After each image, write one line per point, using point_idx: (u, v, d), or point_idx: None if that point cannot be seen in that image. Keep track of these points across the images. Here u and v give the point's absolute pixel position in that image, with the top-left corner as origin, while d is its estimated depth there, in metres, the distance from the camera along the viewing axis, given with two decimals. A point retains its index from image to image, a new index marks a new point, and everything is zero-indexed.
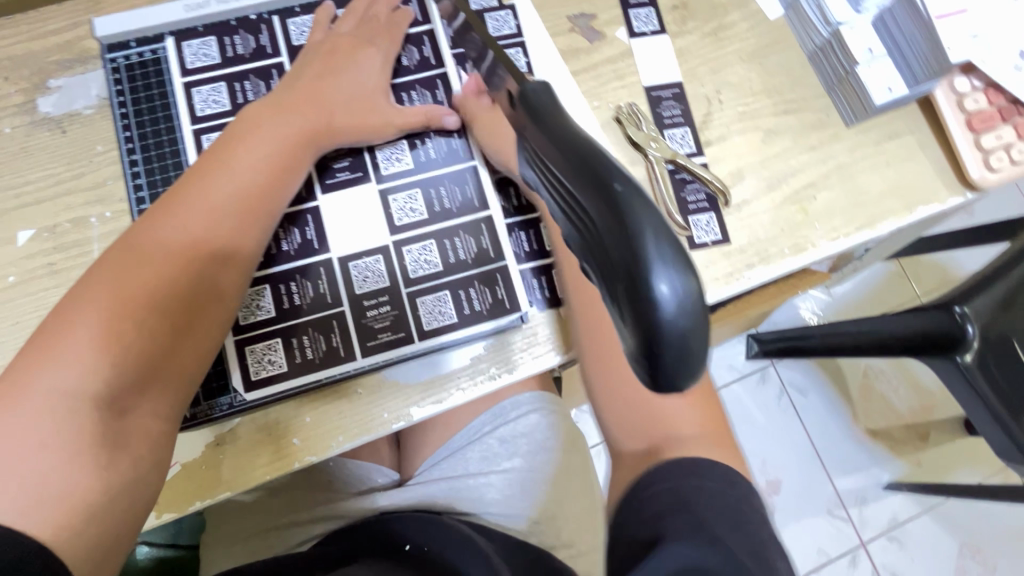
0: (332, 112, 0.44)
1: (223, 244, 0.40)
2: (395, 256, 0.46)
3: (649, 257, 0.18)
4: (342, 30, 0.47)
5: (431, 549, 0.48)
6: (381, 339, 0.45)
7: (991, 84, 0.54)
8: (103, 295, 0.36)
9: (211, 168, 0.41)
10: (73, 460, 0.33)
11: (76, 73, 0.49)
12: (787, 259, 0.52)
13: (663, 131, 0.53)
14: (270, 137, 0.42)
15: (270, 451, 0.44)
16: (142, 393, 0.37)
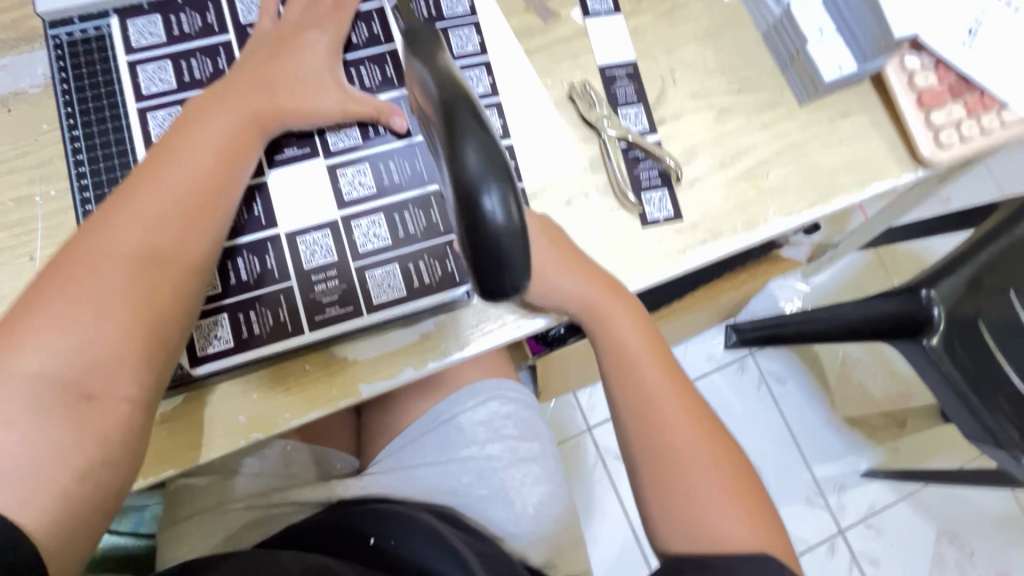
0: (276, 90, 0.43)
1: (185, 227, 0.38)
2: (344, 230, 0.45)
3: (472, 173, 0.25)
4: (288, 17, 0.45)
5: (397, 544, 0.48)
6: (331, 314, 0.44)
7: (942, 62, 0.54)
8: (57, 288, 0.35)
9: (165, 154, 0.39)
10: (38, 438, 0.32)
11: (21, 52, 0.49)
12: (739, 235, 0.52)
13: (617, 109, 0.53)
14: (224, 118, 0.41)
15: (217, 428, 0.44)
16: (111, 382, 0.34)
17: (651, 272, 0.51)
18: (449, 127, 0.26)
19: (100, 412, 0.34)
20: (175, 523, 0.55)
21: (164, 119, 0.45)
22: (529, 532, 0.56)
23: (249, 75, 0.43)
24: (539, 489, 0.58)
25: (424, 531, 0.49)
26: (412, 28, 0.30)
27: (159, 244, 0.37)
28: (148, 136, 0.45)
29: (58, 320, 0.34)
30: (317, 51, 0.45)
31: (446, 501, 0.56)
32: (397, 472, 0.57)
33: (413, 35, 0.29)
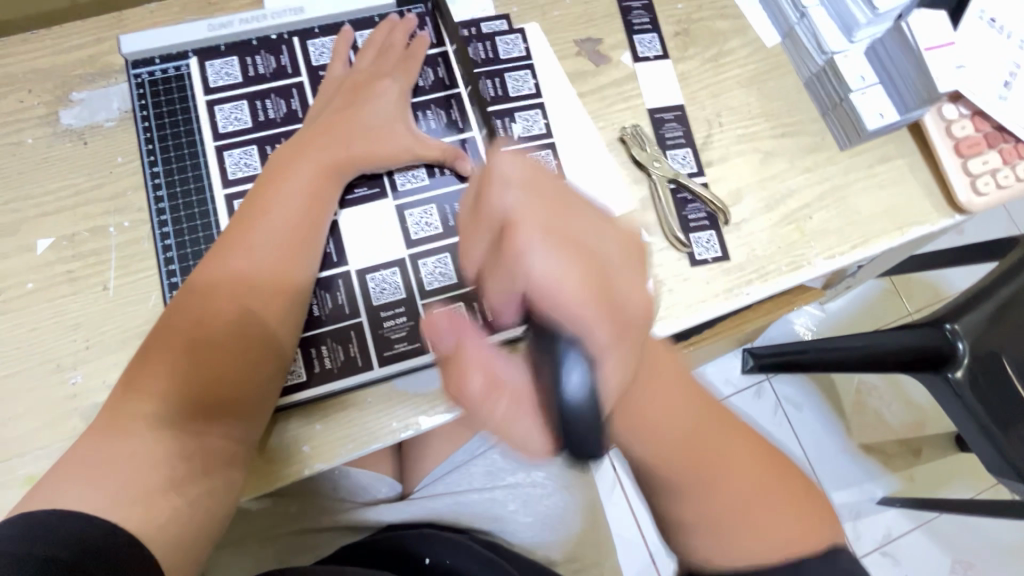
0: (351, 140, 0.46)
1: (274, 276, 0.42)
2: (411, 269, 0.47)
3: (562, 353, 0.29)
4: (361, 65, 0.49)
5: (453, 563, 0.52)
6: (398, 349, 0.46)
7: (977, 112, 0.56)
8: (172, 338, 0.40)
9: (256, 208, 0.43)
10: (152, 467, 0.37)
11: (98, 87, 0.51)
12: (784, 276, 0.54)
13: (665, 151, 0.55)
14: (304, 171, 0.44)
15: (282, 457, 0.45)
16: (217, 416, 0.40)
17: (701, 310, 0.52)
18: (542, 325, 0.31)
19: (206, 443, 0.39)
20: (224, 548, 0.56)
21: (240, 157, 0.48)
22: (569, 558, 0.58)
23: (326, 128, 0.46)
24: (579, 518, 0.60)
25: (477, 553, 0.53)
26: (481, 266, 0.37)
27: (254, 293, 0.41)
28: (224, 173, 0.48)
29: (175, 364, 0.39)
30: (387, 101, 0.48)
31: (494, 526, 0.58)
32: (445, 497, 0.58)
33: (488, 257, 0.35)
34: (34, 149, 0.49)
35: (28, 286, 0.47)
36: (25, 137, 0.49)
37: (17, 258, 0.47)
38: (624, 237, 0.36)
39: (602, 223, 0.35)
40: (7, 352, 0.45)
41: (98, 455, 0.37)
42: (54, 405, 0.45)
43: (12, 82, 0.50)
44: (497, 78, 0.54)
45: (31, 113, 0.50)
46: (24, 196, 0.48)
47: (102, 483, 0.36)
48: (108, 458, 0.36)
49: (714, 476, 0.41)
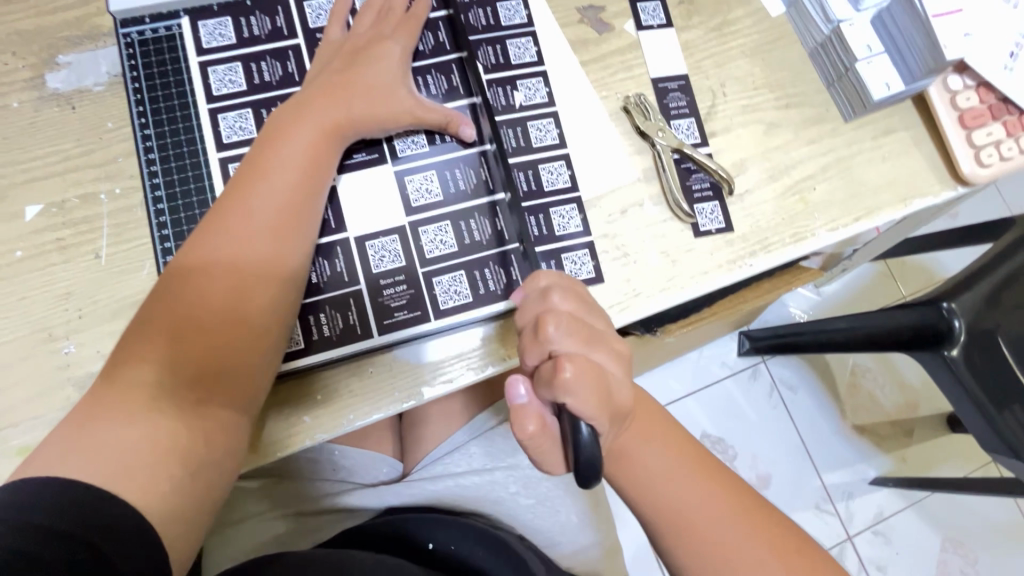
0: (351, 102, 0.44)
1: (273, 246, 0.41)
2: (411, 236, 0.46)
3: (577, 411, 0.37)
4: (359, 29, 0.47)
5: (457, 549, 0.51)
6: (399, 317, 0.45)
7: (983, 83, 0.56)
8: (167, 306, 0.39)
9: (254, 172, 0.41)
10: (151, 441, 0.36)
11: (86, 50, 0.49)
12: (788, 248, 0.53)
13: (669, 121, 0.55)
14: (303, 134, 0.42)
15: (280, 428, 0.44)
16: (215, 386, 0.39)
17: (704, 281, 0.52)
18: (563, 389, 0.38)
19: (205, 412, 0.38)
20: (224, 527, 0.55)
21: (235, 121, 0.46)
22: (573, 539, 0.58)
23: (323, 89, 0.44)
24: (581, 496, 0.60)
25: (482, 538, 0.52)
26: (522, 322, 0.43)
27: (252, 261, 0.40)
28: (219, 137, 0.46)
29: (171, 333, 0.38)
30: (387, 63, 0.46)
31: (495, 508, 0.57)
32: (444, 479, 0.57)
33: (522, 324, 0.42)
34: (21, 113, 0.48)
35: (16, 254, 0.45)
36: (11, 101, 0.48)
37: (4, 226, 0.46)
38: (621, 356, 0.42)
39: (608, 342, 0.42)
40: None
41: (93, 423, 0.36)
42: (47, 375, 0.44)
43: None
44: (499, 44, 0.53)
45: (16, 76, 0.48)
46: (11, 161, 0.47)
47: (100, 451, 0.35)
48: (105, 426, 0.36)
49: (716, 539, 0.44)
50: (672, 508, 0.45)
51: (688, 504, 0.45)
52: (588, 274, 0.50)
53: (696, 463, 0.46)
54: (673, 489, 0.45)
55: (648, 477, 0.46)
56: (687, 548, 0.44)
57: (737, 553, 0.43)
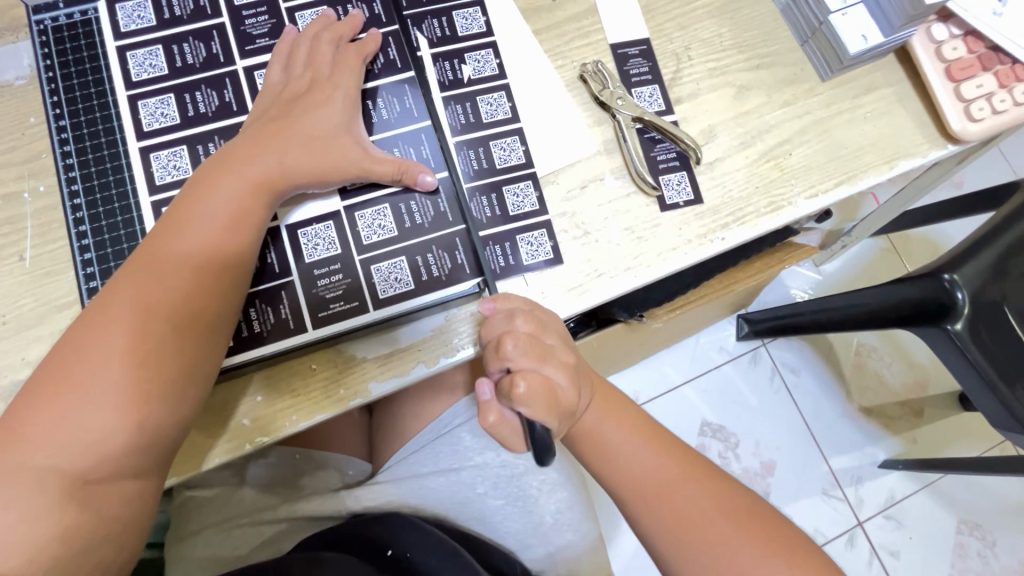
0: (284, 157, 0.41)
1: (190, 314, 0.38)
2: (347, 222, 0.43)
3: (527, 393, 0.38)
4: (295, 73, 0.44)
5: (413, 558, 0.47)
6: (337, 311, 0.43)
7: (970, 32, 0.52)
8: (67, 373, 0.35)
9: (173, 228, 0.38)
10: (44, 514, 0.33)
11: (6, 42, 0.46)
12: (763, 219, 0.50)
13: (631, 89, 0.51)
14: (236, 182, 0.39)
15: (219, 433, 0.42)
16: (120, 468, 0.36)
17: (673, 258, 0.48)
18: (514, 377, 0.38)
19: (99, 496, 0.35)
20: (184, 538, 0.54)
21: (156, 108, 0.44)
22: (548, 541, 0.55)
23: (260, 140, 0.41)
24: (557, 495, 0.56)
25: (440, 546, 0.47)
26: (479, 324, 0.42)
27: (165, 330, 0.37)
28: (139, 125, 0.44)
29: (69, 404, 0.35)
30: (328, 111, 0.43)
31: (462, 510, 0.54)
32: (409, 482, 0.55)
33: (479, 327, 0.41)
34: None
35: None
36: None
37: None
38: (570, 366, 0.40)
39: (557, 354, 0.39)
40: None
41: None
42: None
43: None
44: (443, 14, 0.49)
45: None
46: None
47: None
48: None
49: (689, 510, 0.42)
50: (645, 476, 0.43)
51: (658, 474, 0.43)
52: (545, 256, 0.47)
53: (662, 438, 0.45)
54: (645, 463, 0.43)
55: (618, 446, 0.44)
56: (660, 521, 0.42)
57: (713, 531, 0.41)
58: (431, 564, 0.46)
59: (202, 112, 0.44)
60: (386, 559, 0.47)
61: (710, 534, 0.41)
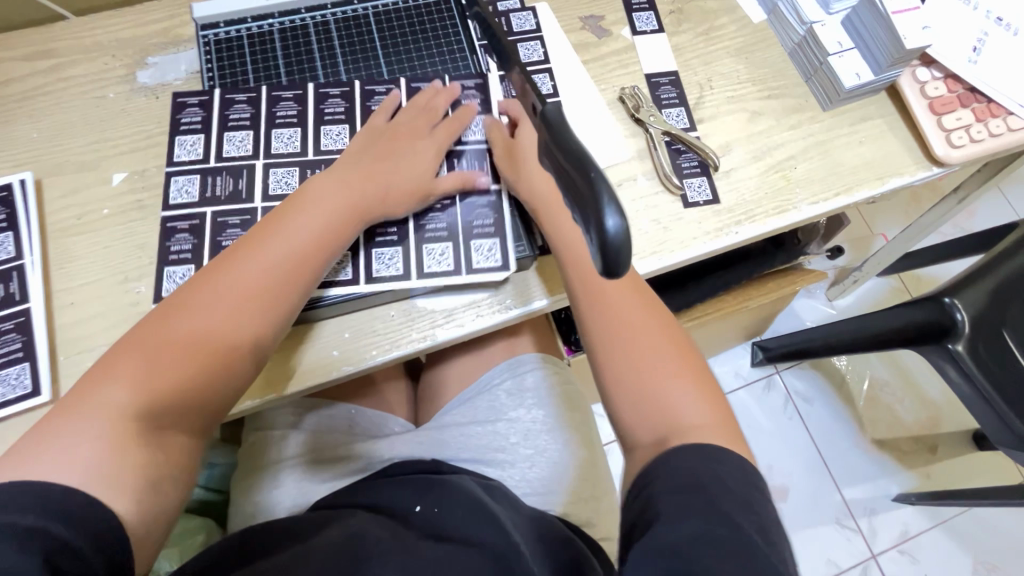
0: (381, 191, 0.52)
1: (259, 298, 0.46)
2: (459, 200, 0.55)
3: (603, 200, 0.27)
4: (400, 121, 0.55)
5: (440, 512, 0.54)
6: (435, 266, 0.53)
7: (949, 75, 0.62)
8: (152, 340, 0.44)
9: (258, 234, 0.48)
10: (122, 449, 0.40)
11: (170, 53, 0.60)
12: (771, 219, 0.59)
13: (661, 110, 0.62)
14: (326, 211, 0.50)
15: (314, 359, 0.51)
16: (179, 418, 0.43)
17: (693, 247, 0.57)
18: (578, 169, 0.29)
19: (164, 430, 0.42)
20: (255, 471, 0.63)
21: (281, 177, 0.55)
22: (570, 491, 0.62)
23: (360, 173, 0.52)
24: (580, 453, 0.64)
25: (463, 502, 0.54)
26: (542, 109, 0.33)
27: (237, 309, 0.46)
28: (273, 111, 0.56)
29: (157, 359, 0.43)
30: (420, 157, 0.54)
31: (496, 457, 0.62)
32: (450, 428, 0.64)
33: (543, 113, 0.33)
34: (115, 101, 0.58)
35: (103, 212, 0.54)
36: (108, 92, 0.58)
37: (95, 189, 0.55)
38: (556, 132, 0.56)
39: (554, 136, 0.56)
40: (83, 266, 0.52)
41: (66, 431, 0.39)
42: (120, 309, 0.51)
43: (100, 49, 0.60)
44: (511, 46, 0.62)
45: (114, 73, 0.59)
46: (104, 138, 0.57)
47: (70, 459, 0.38)
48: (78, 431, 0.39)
49: (640, 343, 0.51)
50: (611, 307, 0.52)
51: (624, 311, 0.52)
52: None
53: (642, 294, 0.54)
54: (615, 291, 0.52)
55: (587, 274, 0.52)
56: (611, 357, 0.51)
57: (652, 364, 0.50)
58: (455, 513, 0.54)
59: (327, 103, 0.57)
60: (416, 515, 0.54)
61: (650, 369, 0.50)
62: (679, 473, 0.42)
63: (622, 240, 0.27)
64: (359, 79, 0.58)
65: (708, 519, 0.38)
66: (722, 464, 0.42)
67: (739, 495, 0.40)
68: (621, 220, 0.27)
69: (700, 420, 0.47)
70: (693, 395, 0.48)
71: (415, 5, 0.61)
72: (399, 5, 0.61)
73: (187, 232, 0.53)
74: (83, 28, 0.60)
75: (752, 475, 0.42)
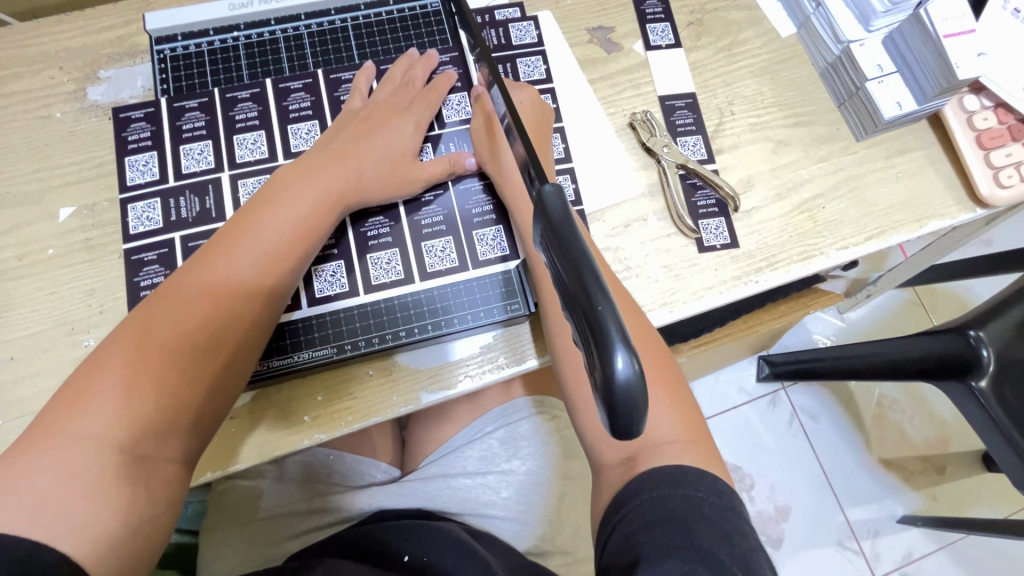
0: (362, 173, 0.46)
1: (245, 300, 0.40)
2: (452, 194, 0.50)
3: (613, 337, 0.21)
4: (379, 98, 0.50)
5: (429, 560, 0.50)
6: (439, 264, 0.48)
7: (1000, 104, 0.55)
8: (126, 352, 0.37)
9: (234, 232, 0.42)
10: (97, 493, 0.33)
11: (124, 66, 0.53)
12: (795, 266, 0.53)
13: (675, 138, 0.55)
14: (306, 199, 0.43)
15: (282, 424, 0.46)
16: (160, 444, 0.36)
17: (707, 297, 0.51)
18: (582, 289, 0.23)
19: (146, 462, 0.35)
20: (223, 524, 0.59)
21: (253, 188, 0.49)
22: (563, 551, 0.58)
23: (335, 155, 0.46)
24: (577, 508, 0.60)
25: (454, 548, 0.51)
26: (540, 191, 0.26)
27: (222, 313, 0.39)
28: (232, 121, 0.50)
29: (135, 375, 0.36)
30: (403, 138, 0.48)
31: (485, 513, 0.57)
32: (436, 481, 0.59)
33: (541, 198, 0.26)
34: (62, 122, 0.51)
35: (48, 252, 0.48)
36: (54, 111, 0.52)
37: (39, 225, 0.49)
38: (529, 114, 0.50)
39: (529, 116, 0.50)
40: (25, 315, 0.47)
41: (29, 473, 0.33)
42: (68, 364, 0.46)
43: (44, 59, 0.53)
44: (509, 62, 0.55)
45: (60, 89, 0.52)
46: (49, 166, 0.50)
47: (36, 506, 0.32)
48: (34, 475, 0.33)
49: None
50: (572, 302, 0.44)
51: None
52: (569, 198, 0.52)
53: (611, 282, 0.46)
54: None
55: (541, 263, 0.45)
56: (566, 361, 0.45)
57: None
58: (444, 560, 0.50)
59: (293, 111, 0.51)
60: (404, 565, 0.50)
61: None
62: (654, 506, 0.37)
63: (634, 390, 0.21)
64: (321, 68, 0.52)
65: (687, 561, 0.34)
66: (696, 486, 0.38)
67: (718, 525, 0.36)
68: (633, 364, 0.21)
69: (672, 432, 0.42)
70: (667, 406, 0.43)
71: (398, 12, 0.54)
72: (379, 11, 0.54)
73: (155, 262, 0.48)
74: (24, 34, 0.53)
75: (727, 492, 0.38)
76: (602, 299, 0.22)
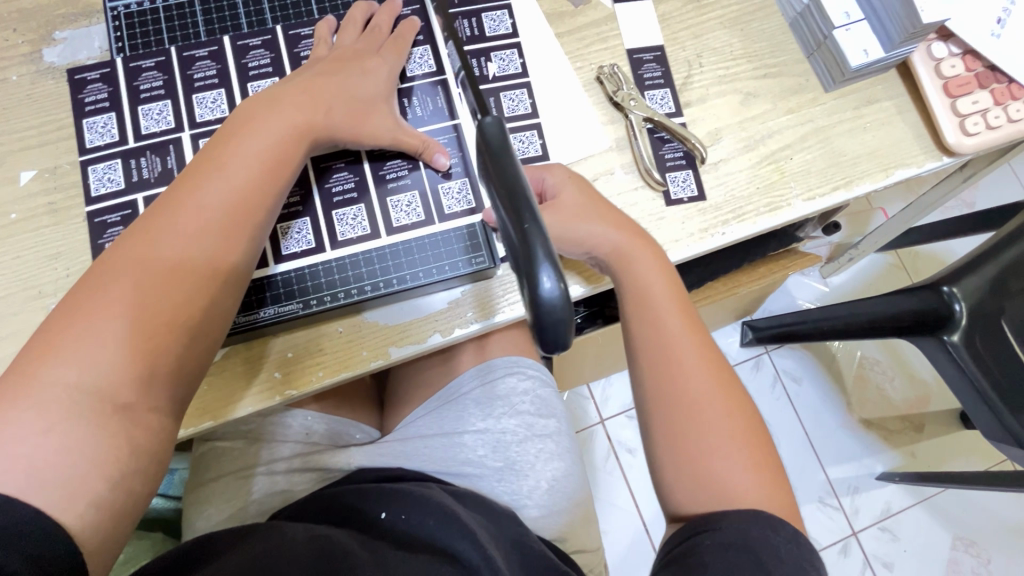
0: (328, 109, 0.45)
1: (206, 261, 0.39)
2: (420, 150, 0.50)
3: (540, 259, 0.24)
4: (345, 40, 0.49)
5: (407, 520, 0.51)
6: (405, 218, 0.48)
7: (968, 51, 0.55)
8: (99, 303, 0.36)
9: (199, 174, 0.41)
10: (75, 443, 0.33)
11: (80, 26, 0.52)
12: (762, 218, 0.53)
13: (643, 92, 0.55)
14: (269, 137, 0.42)
15: (251, 379, 0.46)
16: (144, 395, 0.36)
17: (675, 248, 0.52)
18: (514, 213, 0.25)
19: (131, 414, 0.36)
20: (203, 486, 0.60)
21: None
22: (541, 505, 0.58)
23: (301, 91, 0.44)
24: (553, 465, 0.60)
25: (433, 508, 0.51)
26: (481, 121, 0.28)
27: (185, 274, 0.38)
28: (190, 80, 0.49)
29: (95, 337, 0.35)
30: (372, 79, 0.48)
31: (463, 471, 0.58)
32: (415, 441, 0.60)
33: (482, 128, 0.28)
34: (19, 86, 0.50)
35: (11, 217, 0.48)
36: (9, 74, 0.51)
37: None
38: None
39: None
40: None
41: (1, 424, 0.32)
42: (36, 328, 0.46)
43: None
44: (473, 17, 0.54)
45: (14, 51, 0.51)
46: (7, 130, 0.50)
47: (13, 457, 0.32)
48: (9, 427, 0.32)
49: (703, 404, 0.44)
50: (675, 364, 0.45)
51: (690, 368, 0.45)
52: (535, 152, 0.52)
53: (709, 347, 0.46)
54: (679, 344, 0.45)
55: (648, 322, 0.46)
56: (662, 418, 0.44)
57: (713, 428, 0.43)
58: (422, 522, 0.50)
59: (253, 67, 0.50)
60: (380, 523, 0.51)
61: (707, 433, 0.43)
62: (720, 554, 0.36)
63: (559, 306, 0.23)
64: (280, 24, 0.51)
65: None
66: (774, 528, 0.38)
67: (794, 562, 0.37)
68: (559, 285, 0.24)
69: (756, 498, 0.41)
70: (751, 469, 0.42)
71: None
72: None
73: (119, 224, 0.47)
74: None
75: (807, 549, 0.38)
76: (531, 221, 0.24)
